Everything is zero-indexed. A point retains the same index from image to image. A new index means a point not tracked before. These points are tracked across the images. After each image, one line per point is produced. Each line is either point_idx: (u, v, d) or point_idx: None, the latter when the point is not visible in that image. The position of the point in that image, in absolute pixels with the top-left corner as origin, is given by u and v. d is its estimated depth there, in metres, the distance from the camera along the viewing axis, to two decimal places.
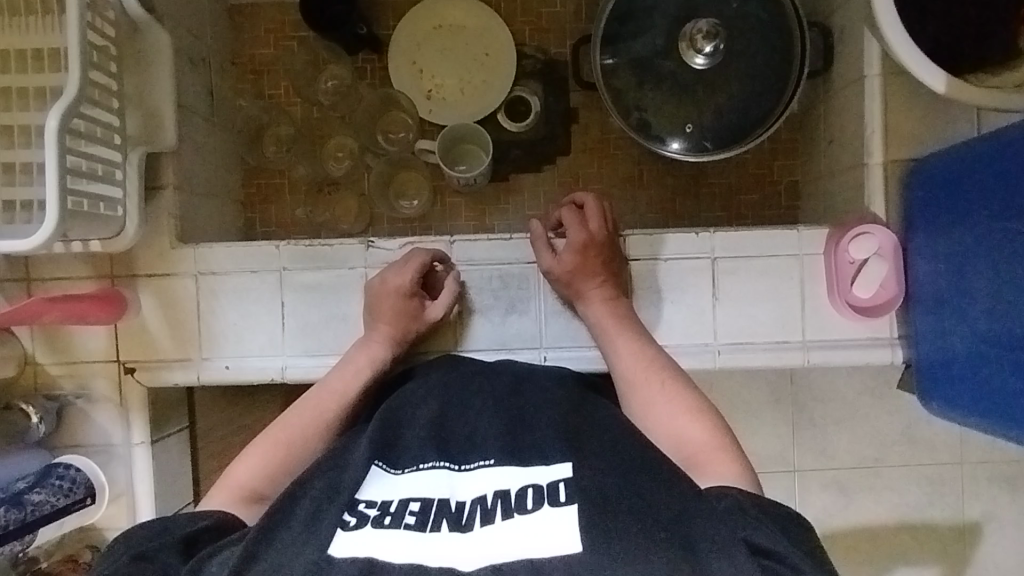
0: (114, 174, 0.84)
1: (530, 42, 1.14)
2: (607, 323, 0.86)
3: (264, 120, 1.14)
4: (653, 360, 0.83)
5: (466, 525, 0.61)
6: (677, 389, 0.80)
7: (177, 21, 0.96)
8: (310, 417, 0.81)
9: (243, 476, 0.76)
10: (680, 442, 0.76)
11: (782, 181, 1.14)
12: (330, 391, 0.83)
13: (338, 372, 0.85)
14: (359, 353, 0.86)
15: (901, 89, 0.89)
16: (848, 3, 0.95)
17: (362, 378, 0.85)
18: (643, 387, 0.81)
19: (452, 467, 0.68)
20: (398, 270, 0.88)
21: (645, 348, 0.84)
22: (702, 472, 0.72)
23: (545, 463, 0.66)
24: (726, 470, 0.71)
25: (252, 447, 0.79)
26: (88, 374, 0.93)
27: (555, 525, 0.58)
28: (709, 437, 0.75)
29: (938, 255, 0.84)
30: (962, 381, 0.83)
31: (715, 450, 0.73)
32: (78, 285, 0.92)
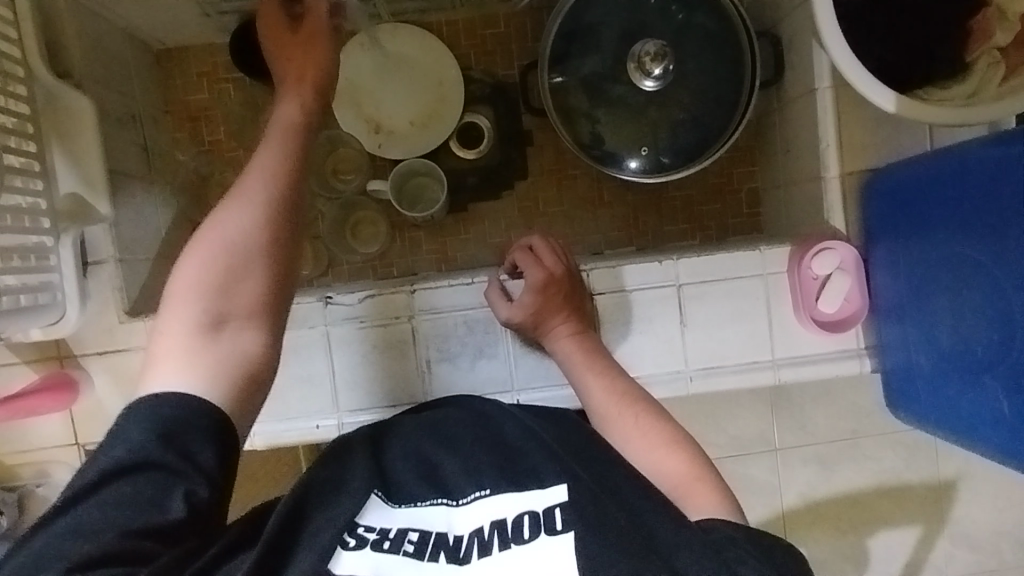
0: (48, 261, 0.80)
1: (476, 66, 1.11)
2: (575, 359, 0.85)
3: (207, 170, 1.09)
4: (626, 391, 0.81)
5: (464, 558, 0.59)
6: (653, 422, 0.77)
7: (99, 81, 0.90)
8: (246, 195, 0.67)
9: (185, 329, 0.62)
10: (659, 477, 0.73)
11: (742, 189, 1.13)
12: (258, 169, 0.69)
13: (261, 150, 0.71)
14: (276, 129, 0.73)
15: (851, 100, 0.88)
16: (794, 12, 0.94)
17: (289, 137, 0.72)
18: (615, 420, 0.79)
19: (450, 502, 0.66)
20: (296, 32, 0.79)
21: (616, 378, 0.83)
22: (685, 506, 0.69)
23: (541, 486, 0.65)
24: (707, 503, 0.68)
25: (192, 252, 0.66)
26: (47, 462, 0.89)
27: (552, 555, 0.57)
28: (690, 469, 0.72)
29: (897, 267, 0.84)
30: (926, 392, 0.85)
31: (696, 482, 0.70)
32: (24, 374, 0.87)
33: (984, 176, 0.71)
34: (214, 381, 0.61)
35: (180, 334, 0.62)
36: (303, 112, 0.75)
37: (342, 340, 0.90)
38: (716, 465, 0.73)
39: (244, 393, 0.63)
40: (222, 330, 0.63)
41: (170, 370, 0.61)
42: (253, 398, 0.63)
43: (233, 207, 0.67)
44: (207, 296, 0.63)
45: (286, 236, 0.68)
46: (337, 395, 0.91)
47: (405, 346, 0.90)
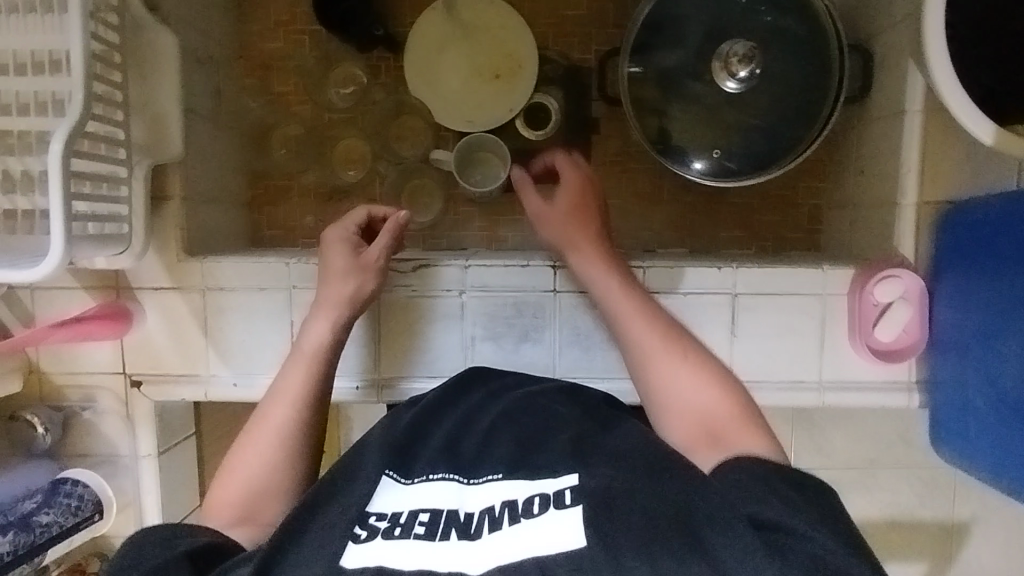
0: (119, 191, 0.81)
1: (553, 46, 1.08)
2: (600, 275, 0.82)
3: (272, 120, 1.09)
4: (669, 331, 0.76)
5: (475, 533, 0.58)
6: (701, 363, 0.74)
7: (184, 19, 0.90)
8: (279, 410, 0.75)
9: (227, 500, 0.71)
10: (698, 415, 0.70)
11: (805, 205, 1.10)
12: (294, 376, 0.77)
13: (289, 369, 0.78)
14: (311, 350, 0.79)
15: (941, 127, 0.85)
16: (893, 29, 0.90)
17: (314, 365, 0.78)
18: (651, 359, 0.75)
19: (461, 479, 0.65)
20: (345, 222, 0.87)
21: (655, 316, 0.78)
22: (726, 444, 0.67)
23: (552, 473, 0.62)
24: (752, 441, 0.66)
25: (243, 439, 0.75)
26: (93, 387, 0.92)
27: (561, 528, 0.55)
28: (731, 408, 0.70)
29: (967, 304, 0.82)
30: (978, 431, 0.84)
31: (740, 421, 0.69)
32: (80, 301, 0.89)
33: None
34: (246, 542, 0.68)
35: (225, 505, 0.71)
36: (333, 328, 0.80)
37: (391, 307, 0.90)
38: (755, 405, 0.72)
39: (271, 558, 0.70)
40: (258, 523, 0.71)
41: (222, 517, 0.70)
42: None
43: (270, 409, 0.76)
44: (236, 508, 0.70)
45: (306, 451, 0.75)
46: (379, 359, 0.91)
47: (452, 320, 0.91)
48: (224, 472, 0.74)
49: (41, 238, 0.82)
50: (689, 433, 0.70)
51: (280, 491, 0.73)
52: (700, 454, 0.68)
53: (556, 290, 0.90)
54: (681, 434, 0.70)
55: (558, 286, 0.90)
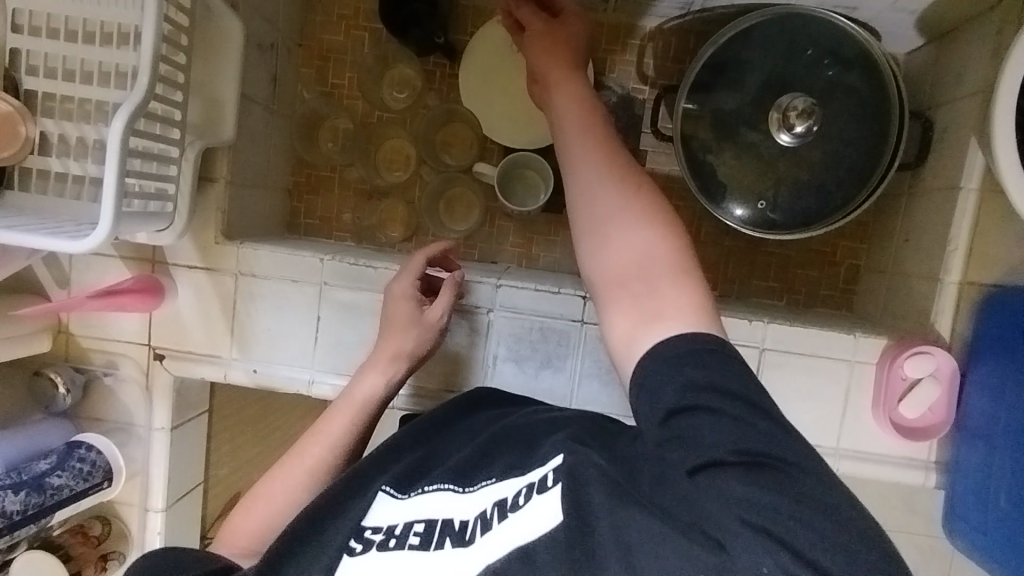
0: (169, 170, 0.81)
1: (610, 73, 1.08)
2: (561, 101, 0.73)
3: (323, 111, 1.10)
4: (622, 168, 0.65)
5: (469, 540, 0.57)
6: (645, 197, 0.63)
7: (252, 6, 0.91)
8: (311, 453, 0.79)
9: (244, 524, 0.77)
10: (630, 261, 0.60)
11: (844, 263, 1.08)
12: (332, 424, 0.80)
13: (334, 414, 0.80)
14: (355, 399, 0.81)
15: (996, 209, 0.84)
16: (959, 103, 0.89)
17: (361, 414, 0.81)
18: (592, 195, 0.64)
19: (456, 488, 0.65)
20: (408, 276, 0.85)
21: (610, 151, 0.66)
22: (651, 303, 0.57)
23: (542, 462, 0.61)
24: (678, 307, 0.56)
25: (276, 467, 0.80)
26: (118, 355, 0.93)
27: (538, 514, 0.54)
28: (665, 258, 0.59)
29: (1000, 394, 0.82)
30: (996, 525, 0.83)
31: (675, 276, 0.58)
32: (118, 271, 0.91)
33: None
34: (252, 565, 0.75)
35: (242, 527, 0.78)
36: (387, 383, 0.81)
37: None
38: (701, 267, 0.60)
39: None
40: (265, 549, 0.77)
41: (234, 542, 0.77)
42: None
43: (303, 449, 0.79)
44: (255, 536, 0.77)
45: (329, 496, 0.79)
46: None
47: (477, 337, 0.91)
48: (251, 494, 0.80)
49: (88, 206, 0.83)
50: (618, 278, 0.60)
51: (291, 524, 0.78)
52: (624, 309, 0.59)
53: (583, 321, 0.90)
54: (609, 280, 0.61)
55: (586, 317, 0.90)
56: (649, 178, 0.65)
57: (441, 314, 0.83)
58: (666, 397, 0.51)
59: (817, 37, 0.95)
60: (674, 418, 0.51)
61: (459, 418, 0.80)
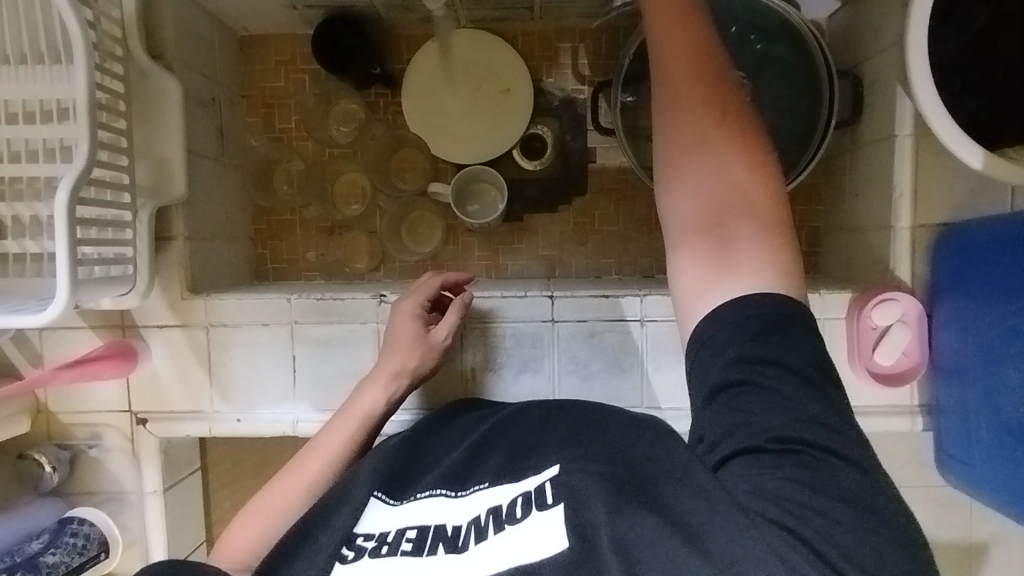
0: (124, 235, 0.83)
1: (548, 78, 1.10)
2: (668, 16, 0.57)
3: (275, 156, 1.11)
4: (723, 96, 0.55)
5: (462, 546, 0.58)
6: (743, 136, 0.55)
7: (188, 64, 0.93)
8: (310, 467, 0.79)
9: (240, 537, 0.77)
10: (714, 204, 0.54)
11: (803, 228, 1.10)
12: (331, 439, 0.80)
13: (334, 428, 0.81)
14: (355, 414, 0.81)
15: (932, 150, 0.86)
16: (881, 55, 0.91)
17: (360, 429, 0.81)
18: (689, 131, 0.55)
19: (449, 493, 0.67)
20: (410, 296, 0.85)
21: (713, 81, 0.56)
22: (732, 254, 0.53)
23: (537, 471, 0.63)
24: (758, 265, 0.53)
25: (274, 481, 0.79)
26: (100, 425, 0.93)
27: (540, 530, 0.55)
28: (751, 207, 0.54)
29: (966, 329, 0.82)
30: (983, 460, 0.83)
31: (761, 228, 0.53)
32: (87, 340, 0.91)
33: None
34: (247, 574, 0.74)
35: (237, 539, 0.77)
36: (386, 400, 0.82)
37: None
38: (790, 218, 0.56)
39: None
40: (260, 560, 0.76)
41: (228, 552, 0.76)
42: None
43: (302, 462, 0.79)
44: (249, 552, 0.75)
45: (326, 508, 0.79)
46: None
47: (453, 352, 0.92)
48: (250, 508, 0.79)
49: (49, 280, 0.84)
50: (693, 219, 0.55)
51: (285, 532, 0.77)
52: (698, 255, 0.55)
53: (554, 320, 0.91)
54: (686, 223, 0.55)
55: (555, 316, 0.91)
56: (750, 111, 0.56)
57: (446, 335, 0.85)
58: (716, 372, 0.51)
59: (737, 13, 0.98)
60: (722, 394, 0.51)
61: (449, 420, 0.82)
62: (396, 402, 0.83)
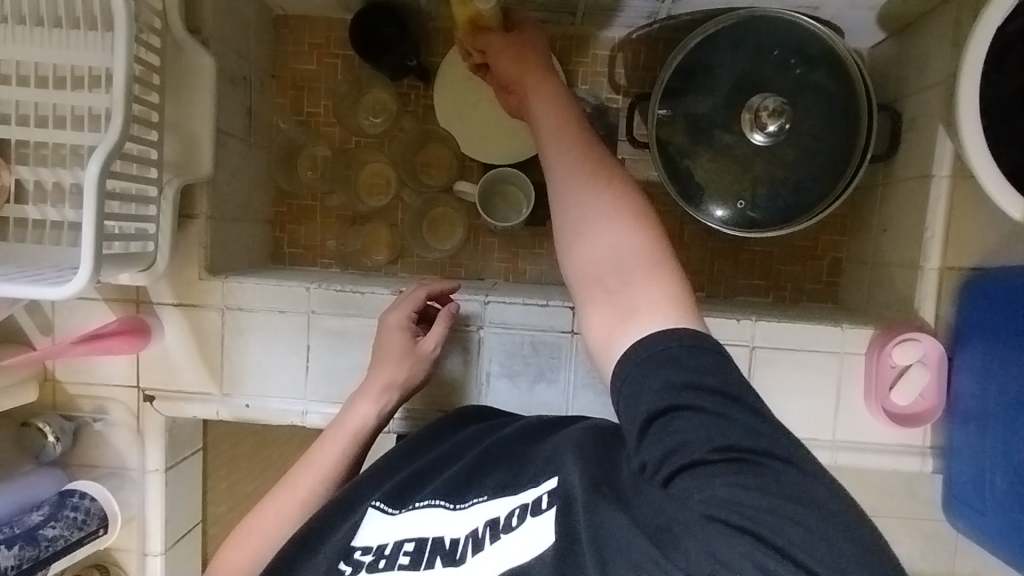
0: (148, 211, 0.81)
1: (582, 85, 1.09)
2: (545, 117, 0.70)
3: (300, 141, 1.10)
4: (600, 165, 0.65)
5: (459, 559, 0.58)
6: (620, 194, 0.63)
7: (223, 41, 0.91)
8: (301, 484, 0.78)
9: (235, 556, 0.77)
10: (604, 253, 0.60)
11: (826, 257, 1.10)
12: (323, 454, 0.80)
13: (325, 443, 0.80)
14: (346, 429, 0.81)
15: (968, 194, 0.85)
16: (924, 92, 0.91)
17: (355, 442, 0.81)
18: (574, 197, 0.64)
19: (447, 506, 0.65)
20: (396, 308, 0.84)
21: (589, 153, 0.66)
22: (623, 295, 0.58)
23: (535, 482, 0.62)
24: (646, 300, 0.56)
25: (267, 498, 0.79)
26: (107, 399, 0.92)
27: (533, 535, 0.55)
28: (634, 247, 0.59)
29: (988, 378, 0.82)
30: (995, 508, 0.83)
31: (647, 266, 0.58)
32: (101, 314, 0.90)
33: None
34: None
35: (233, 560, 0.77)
36: (379, 413, 0.82)
37: None
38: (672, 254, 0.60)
39: None
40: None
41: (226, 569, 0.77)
42: None
43: (292, 480, 0.79)
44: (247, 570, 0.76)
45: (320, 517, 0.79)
46: None
47: (470, 355, 0.91)
48: (244, 525, 0.79)
49: (67, 250, 0.82)
50: (590, 272, 0.61)
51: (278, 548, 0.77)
52: (601, 305, 0.59)
53: (574, 332, 0.90)
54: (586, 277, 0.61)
55: (575, 328, 0.90)
56: (626, 176, 0.65)
57: (439, 343, 0.84)
58: (646, 403, 0.51)
59: (781, 37, 0.97)
60: (659, 419, 0.51)
61: (448, 428, 0.82)
62: (388, 413, 0.83)
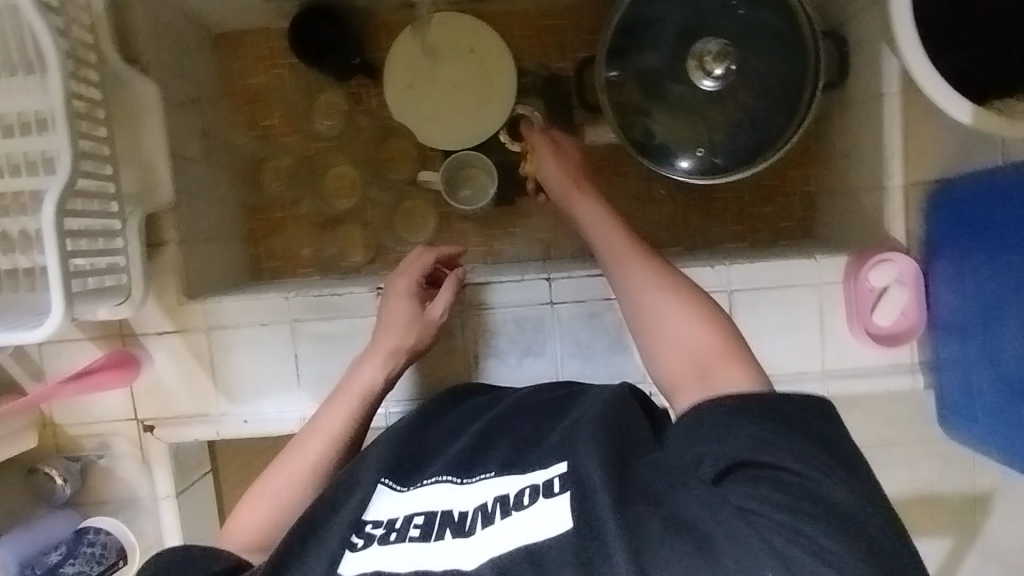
0: (115, 244, 0.82)
1: (530, 58, 1.09)
2: (598, 225, 0.78)
3: (260, 155, 1.11)
4: (668, 276, 0.71)
5: (469, 530, 0.58)
6: (682, 290, 0.69)
7: (165, 66, 0.92)
8: (308, 450, 0.77)
9: (248, 521, 0.75)
10: (685, 354, 0.66)
11: (796, 192, 1.10)
12: (330, 421, 0.79)
13: (331, 409, 0.79)
14: (352, 392, 0.80)
15: (921, 108, 0.85)
16: (864, 14, 0.91)
17: (361, 408, 0.79)
18: (644, 297, 0.70)
19: (454, 480, 0.65)
20: (403, 271, 0.86)
21: (643, 255, 0.73)
22: (711, 379, 0.64)
23: (543, 465, 0.62)
24: (738, 375, 0.63)
25: (275, 464, 0.78)
26: (109, 434, 0.93)
27: (546, 516, 0.55)
28: (711, 336, 0.66)
29: (963, 285, 0.82)
30: (985, 414, 0.83)
31: (732, 361, 0.64)
32: (86, 352, 0.91)
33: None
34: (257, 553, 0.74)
35: (244, 529, 0.75)
36: (386, 377, 0.81)
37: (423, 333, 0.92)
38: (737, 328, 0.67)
39: None
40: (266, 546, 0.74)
41: (238, 541, 0.75)
42: None
43: (300, 444, 0.78)
44: (258, 535, 0.75)
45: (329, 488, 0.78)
46: None
47: (453, 341, 0.92)
48: (254, 491, 0.77)
49: (43, 294, 0.83)
50: (676, 370, 0.66)
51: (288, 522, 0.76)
52: (689, 392, 0.65)
53: (553, 302, 0.91)
54: (671, 378, 0.66)
55: (554, 298, 0.91)
56: (694, 283, 0.71)
57: (445, 308, 0.84)
58: (724, 454, 0.56)
59: None
60: (732, 470, 0.55)
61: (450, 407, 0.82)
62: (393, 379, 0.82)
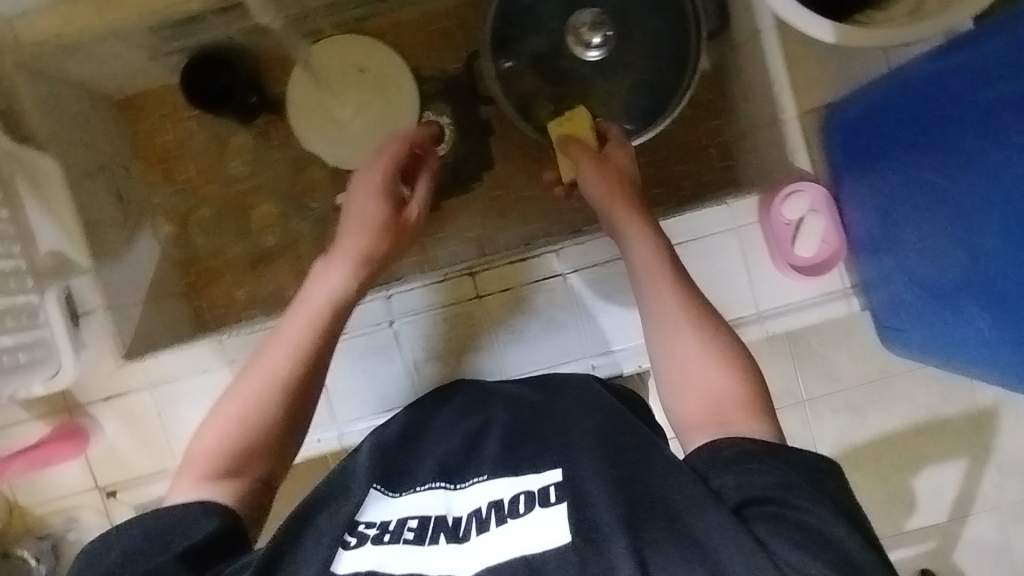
0: (35, 319, 0.83)
1: (425, 65, 1.11)
2: (644, 258, 0.66)
3: (184, 208, 1.12)
4: (700, 312, 0.62)
5: (463, 536, 0.55)
6: (705, 327, 0.61)
7: (63, 138, 0.93)
8: (273, 358, 0.66)
9: (209, 445, 0.63)
10: (707, 395, 0.59)
11: (711, 144, 1.11)
12: (299, 323, 0.68)
13: (293, 319, 0.68)
14: (319, 287, 0.70)
15: (796, 36, 0.86)
16: None
17: (328, 317, 0.68)
18: (657, 324, 0.63)
19: (448, 486, 0.61)
20: (369, 170, 0.78)
21: (670, 278, 0.64)
22: (725, 425, 0.57)
23: (536, 470, 0.58)
24: (753, 427, 0.56)
25: (240, 381, 0.66)
26: (73, 507, 0.94)
27: (546, 526, 0.51)
28: (728, 379, 0.59)
29: (865, 200, 0.83)
30: (913, 321, 0.83)
31: (749, 411, 0.57)
32: (31, 428, 0.91)
33: (962, 79, 0.64)
34: (225, 487, 0.60)
35: (205, 461, 0.62)
36: (353, 281, 0.70)
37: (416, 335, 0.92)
38: (764, 383, 0.60)
39: (247, 496, 0.61)
40: (233, 478, 0.61)
41: (189, 487, 0.61)
42: (257, 502, 0.62)
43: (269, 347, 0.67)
44: (217, 456, 0.62)
45: (304, 402, 0.66)
46: (332, 407, 0.93)
47: (389, 352, 0.92)
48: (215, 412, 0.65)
49: None
50: (691, 412, 0.59)
51: (262, 447, 0.63)
52: (700, 435, 0.58)
53: (479, 296, 0.91)
54: (684, 419, 0.60)
55: (479, 291, 0.91)
56: (727, 325, 0.63)
57: (422, 211, 0.77)
58: (732, 493, 0.50)
59: None
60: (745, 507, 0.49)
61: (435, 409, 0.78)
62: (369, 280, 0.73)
